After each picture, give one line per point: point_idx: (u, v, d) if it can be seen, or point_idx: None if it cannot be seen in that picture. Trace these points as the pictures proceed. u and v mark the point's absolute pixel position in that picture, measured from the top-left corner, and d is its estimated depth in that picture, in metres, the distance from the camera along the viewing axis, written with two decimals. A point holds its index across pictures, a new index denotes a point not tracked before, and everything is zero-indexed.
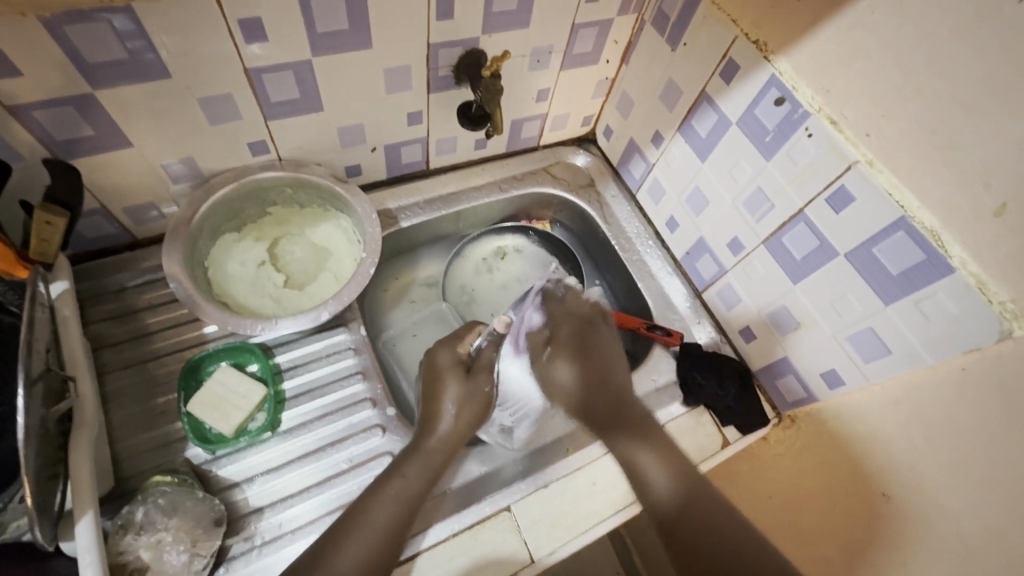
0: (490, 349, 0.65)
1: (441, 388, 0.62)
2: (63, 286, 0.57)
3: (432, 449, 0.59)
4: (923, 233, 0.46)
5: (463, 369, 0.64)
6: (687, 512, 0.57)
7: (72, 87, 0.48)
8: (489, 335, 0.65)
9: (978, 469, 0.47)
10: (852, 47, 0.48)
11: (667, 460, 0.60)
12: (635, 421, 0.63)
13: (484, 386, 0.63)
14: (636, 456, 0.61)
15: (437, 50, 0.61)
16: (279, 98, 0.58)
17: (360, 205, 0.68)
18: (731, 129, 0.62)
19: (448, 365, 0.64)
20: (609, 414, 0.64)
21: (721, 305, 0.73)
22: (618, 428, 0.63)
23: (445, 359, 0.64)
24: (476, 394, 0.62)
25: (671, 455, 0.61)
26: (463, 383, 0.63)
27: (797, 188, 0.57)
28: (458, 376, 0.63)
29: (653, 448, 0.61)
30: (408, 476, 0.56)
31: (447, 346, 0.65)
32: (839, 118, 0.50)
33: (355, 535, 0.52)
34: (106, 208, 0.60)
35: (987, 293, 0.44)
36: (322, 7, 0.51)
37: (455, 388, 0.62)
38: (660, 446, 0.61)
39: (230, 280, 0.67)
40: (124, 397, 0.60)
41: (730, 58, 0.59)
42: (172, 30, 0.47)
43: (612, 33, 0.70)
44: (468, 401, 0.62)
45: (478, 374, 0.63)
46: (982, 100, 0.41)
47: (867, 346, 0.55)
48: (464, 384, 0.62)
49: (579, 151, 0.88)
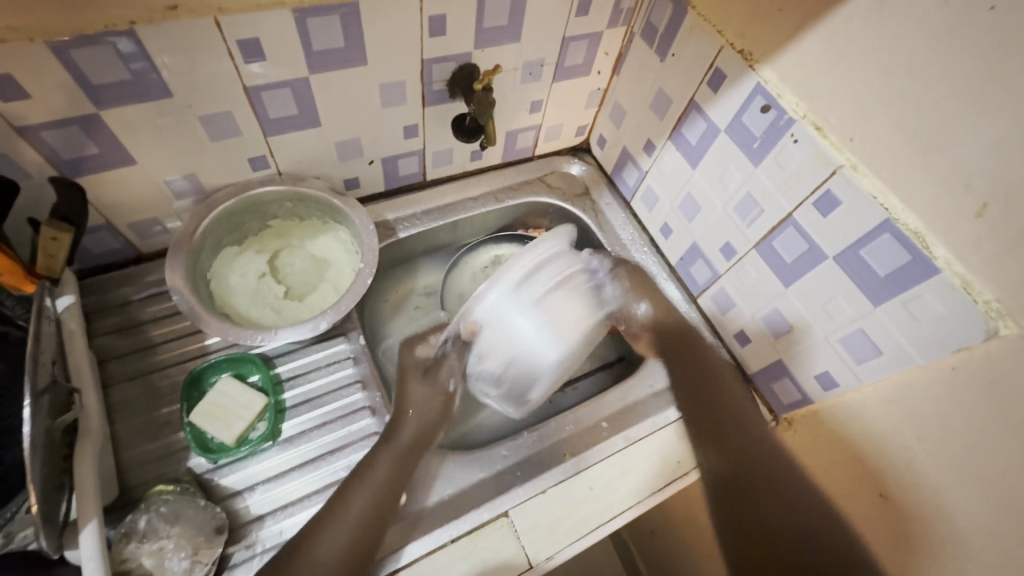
0: (454, 355, 0.66)
1: (404, 389, 0.66)
2: (69, 300, 0.58)
3: (403, 442, 0.61)
4: (908, 235, 0.47)
5: (421, 372, 0.67)
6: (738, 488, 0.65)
7: (78, 107, 0.50)
8: (454, 340, 0.65)
9: (972, 468, 0.47)
10: (834, 55, 0.49)
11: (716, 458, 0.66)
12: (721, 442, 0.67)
13: (443, 388, 0.66)
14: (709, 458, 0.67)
15: (430, 65, 0.63)
16: (277, 114, 0.60)
17: (357, 216, 0.69)
18: (719, 136, 0.63)
19: (412, 367, 0.67)
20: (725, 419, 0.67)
21: (716, 310, 0.74)
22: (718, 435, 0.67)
23: (408, 361, 0.68)
24: (436, 396, 0.65)
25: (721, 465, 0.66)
26: (422, 387, 0.66)
27: (785, 193, 0.58)
28: (416, 378, 0.66)
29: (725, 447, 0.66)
30: (378, 465, 0.58)
31: (406, 349, 0.68)
32: (823, 124, 0.52)
33: (332, 526, 0.54)
34: (111, 223, 0.62)
35: (972, 292, 0.44)
36: (318, 26, 0.53)
37: (414, 391, 0.65)
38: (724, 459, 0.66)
39: (231, 292, 0.68)
40: (129, 408, 0.61)
41: (717, 66, 0.60)
42: (174, 51, 0.49)
43: (603, 45, 0.72)
44: (426, 409, 0.64)
45: (437, 376, 0.67)
46: (959, 106, 0.42)
47: (858, 348, 0.56)
48: (423, 386, 0.66)
49: (574, 160, 0.90)
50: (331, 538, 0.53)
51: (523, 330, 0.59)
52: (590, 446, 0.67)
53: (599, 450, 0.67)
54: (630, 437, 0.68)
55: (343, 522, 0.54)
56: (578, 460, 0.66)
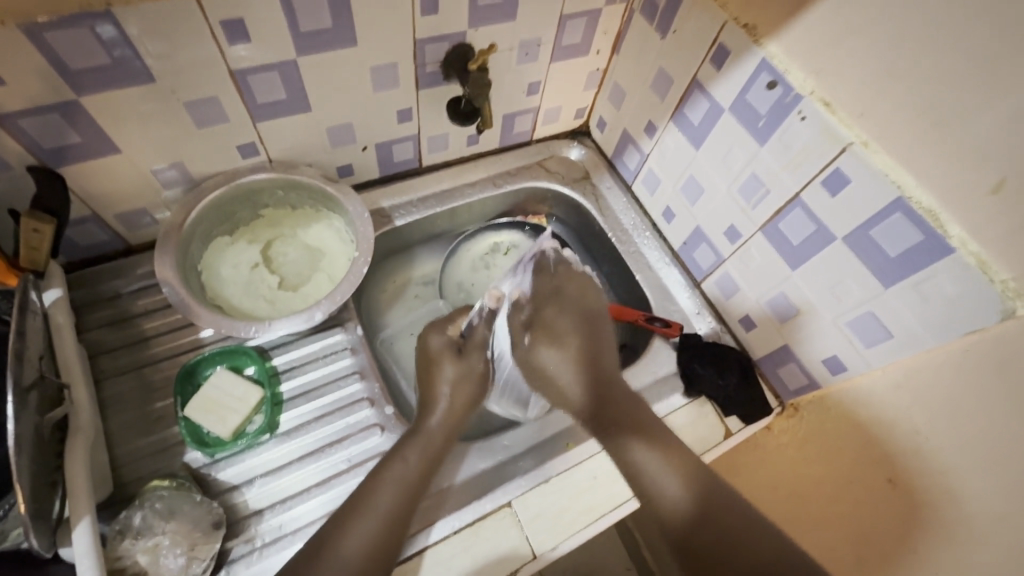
0: (483, 326, 0.66)
1: (439, 368, 0.64)
2: (56, 294, 0.57)
3: (434, 431, 0.60)
4: (920, 213, 0.45)
5: (455, 350, 0.65)
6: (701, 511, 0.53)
7: (56, 94, 0.48)
8: (482, 310, 0.66)
9: (984, 453, 0.46)
10: (843, 26, 0.47)
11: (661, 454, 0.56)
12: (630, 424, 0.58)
13: (479, 364, 0.65)
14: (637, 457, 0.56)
15: (423, 46, 0.61)
16: (265, 99, 0.58)
17: (351, 204, 0.67)
18: (723, 115, 0.61)
19: (440, 348, 0.65)
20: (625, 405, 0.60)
21: (721, 295, 0.73)
22: (627, 427, 0.58)
23: (436, 342, 0.66)
24: (470, 374, 0.64)
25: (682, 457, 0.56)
26: (458, 364, 0.64)
27: (791, 173, 0.56)
28: (451, 357, 0.65)
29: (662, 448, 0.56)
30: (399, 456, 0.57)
31: (438, 329, 0.67)
32: (832, 99, 0.50)
33: (363, 516, 0.52)
34: (98, 214, 0.60)
35: (988, 272, 0.43)
36: (304, 6, 0.51)
37: (449, 369, 0.64)
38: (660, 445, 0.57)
39: (224, 283, 0.67)
40: (124, 402, 0.60)
41: (719, 43, 0.58)
42: (155, 34, 0.47)
43: (601, 23, 0.70)
44: (463, 382, 0.64)
45: (471, 353, 0.65)
46: (974, 77, 0.40)
47: (869, 331, 0.54)
48: (457, 364, 0.64)
49: (573, 144, 0.88)
50: (361, 534, 0.51)
51: (515, 345, 0.64)
52: (593, 435, 0.66)
53: None
54: None
55: (374, 510, 0.53)
56: (582, 448, 0.65)
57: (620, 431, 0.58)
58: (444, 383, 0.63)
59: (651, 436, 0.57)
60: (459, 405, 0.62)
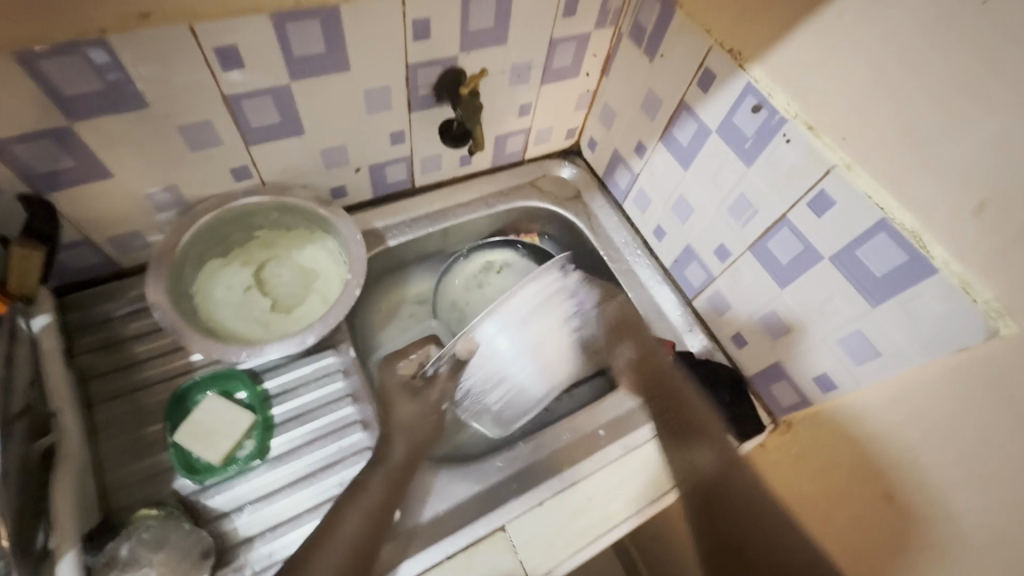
0: (448, 372, 0.62)
1: (391, 410, 0.62)
2: (45, 319, 0.57)
3: None
4: (904, 234, 0.46)
5: (410, 390, 0.63)
6: (718, 489, 0.62)
7: (49, 120, 0.48)
8: (449, 359, 0.62)
9: (974, 469, 0.46)
10: (825, 52, 0.48)
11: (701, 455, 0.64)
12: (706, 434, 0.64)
13: (435, 409, 0.63)
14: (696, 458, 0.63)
15: (416, 70, 0.62)
16: (258, 123, 0.58)
17: (344, 226, 0.68)
18: (711, 137, 0.62)
19: (397, 387, 0.64)
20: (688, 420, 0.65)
21: (712, 312, 0.73)
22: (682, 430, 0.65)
23: (392, 379, 0.64)
24: (428, 412, 0.63)
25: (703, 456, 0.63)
26: (412, 404, 0.63)
27: (779, 194, 0.57)
28: (407, 397, 0.63)
29: (719, 451, 0.62)
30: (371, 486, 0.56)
31: (392, 366, 0.65)
32: (816, 123, 0.51)
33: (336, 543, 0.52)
34: (89, 238, 0.60)
35: (971, 292, 0.43)
36: (297, 33, 0.51)
37: (403, 411, 0.62)
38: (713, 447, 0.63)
39: (216, 305, 0.66)
40: (113, 428, 0.59)
41: (706, 67, 0.59)
42: (149, 59, 0.48)
43: (591, 46, 0.71)
44: (418, 424, 0.62)
45: (429, 393, 0.63)
46: (951, 103, 0.41)
47: (857, 349, 0.55)
48: (415, 402, 0.63)
49: (565, 163, 0.88)
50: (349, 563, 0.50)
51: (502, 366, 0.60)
52: (587, 455, 0.66)
53: (596, 459, 0.65)
54: (629, 445, 0.67)
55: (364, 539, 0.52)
56: (576, 469, 0.64)
57: (687, 434, 0.65)
58: (399, 423, 0.61)
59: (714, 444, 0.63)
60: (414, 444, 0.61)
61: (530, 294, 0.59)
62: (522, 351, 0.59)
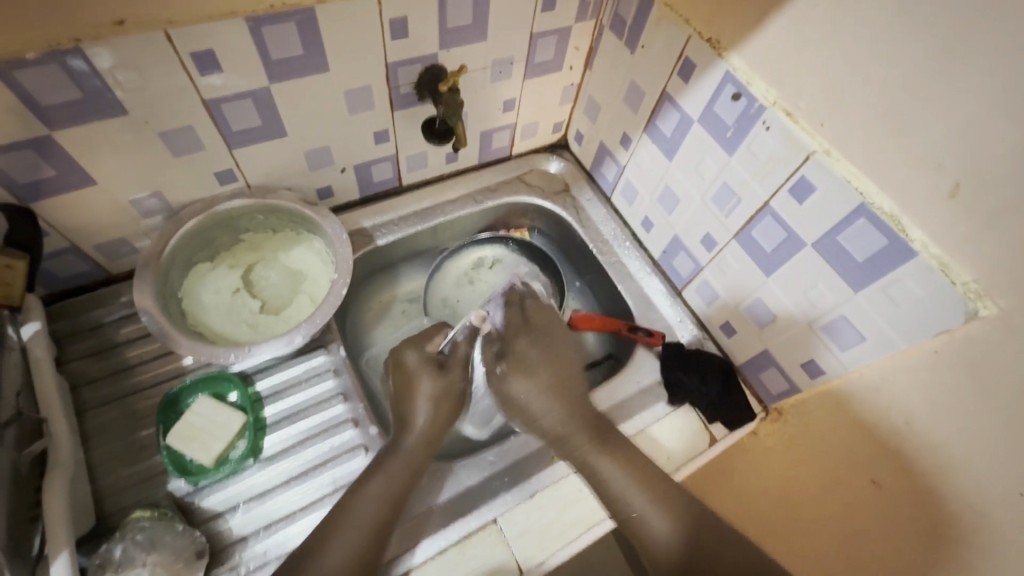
0: (465, 342, 0.66)
1: (416, 384, 0.62)
2: (34, 327, 0.57)
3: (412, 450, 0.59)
4: (883, 218, 0.46)
5: (434, 366, 0.63)
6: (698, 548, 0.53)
7: (29, 129, 0.48)
8: (465, 327, 0.66)
9: (961, 450, 0.46)
10: (800, 39, 0.48)
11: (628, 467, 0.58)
12: (613, 444, 0.59)
13: (458, 380, 0.64)
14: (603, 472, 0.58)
15: (396, 69, 0.62)
16: (240, 127, 0.58)
17: (330, 226, 0.68)
18: (693, 127, 0.62)
19: (417, 364, 0.64)
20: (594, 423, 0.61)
21: (700, 302, 0.74)
22: (592, 441, 0.60)
23: (413, 358, 0.64)
24: (449, 393, 0.63)
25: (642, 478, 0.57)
26: (437, 380, 0.63)
27: (760, 182, 0.57)
28: (431, 373, 0.63)
29: (624, 464, 0.58)
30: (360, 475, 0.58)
31: (414, 345, 0.65)
32: (793, 109, 0.51)
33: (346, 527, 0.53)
34: (77, 246, 0.61)
35: (949, 274, 0.43)
36: (274, 34, 0.51)
37: (429, 385, 0.62)
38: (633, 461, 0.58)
39: (205, 309, 0.67)
40: (106, 433, 0.60)
41: (686, 56, 0.59)
42: (127, 67, 0.48)
43: (572, 39, 0.71)
44: (442, 400, 0.62)
45: (452, 369, 0.64)
46: (924, 86, 0.41)
47: (842, 335, 0.55)
48: (437, 381, 0.63)
49: (552, 157, 0.89)
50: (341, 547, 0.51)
51: (481, 375, 0.66)
52: None
53: None
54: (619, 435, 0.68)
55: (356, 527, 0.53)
56: (567, 461, 0.65)
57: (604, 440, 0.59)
58: (422, 400, 0.61)
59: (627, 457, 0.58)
60: (440, 421, 0.61)
61: (490, 321, 0.67)
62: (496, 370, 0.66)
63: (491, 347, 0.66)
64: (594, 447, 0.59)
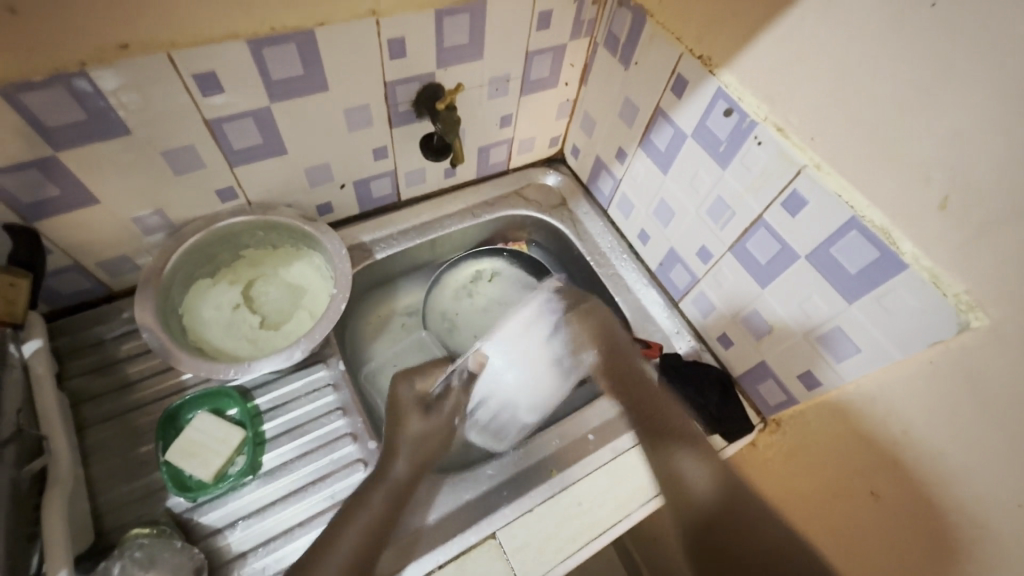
0: (458, 389, 0.67)
1: (405, 422, 0.64)
2: (36, 344, 0.58)
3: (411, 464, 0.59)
4: (874, 231, 0.47)
5: (422, 407, 0.66)
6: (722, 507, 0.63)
7: (34, 150, 0.49)
8: (461, 373, 0.66)
9: (958, 460, 0.46)
10: (789, 56, 0.49)
11: (708, 464, 0.63)
12: (682, 437, 0.64)
13: (446, 424, 0.66)
14: (679, 462, 0.63)
15: (394, 87, 0.63)
16: (241, 145, 0.59)
17: (329, 242, 0.69)
18: (687, 141, 0.63)
19: (410, 403, 0.66)
20: (658, 418, 0.66)
21: (697, 314, 0.74)
22: (664, 434, 0.65)
23: (406, 395, 0.67)
24: (435, 433, 0.65)
25: (715, 462, 0.63)
26: (425, 421, 0.65)
27: (754, 195, 0.58)
28: (419, 413, 0.65)
29: (699, 451, 0.63)
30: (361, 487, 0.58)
31: (408, 380, 0.68)
32: (784, 125, 0.52)
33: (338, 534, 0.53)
34: (79, 263, 0.61)
35: (941, 286, 0.44)
36: (274, 55, 0.53)
37: (415, 424, 0.64)
38: (701, 448, 0.63)
39: (205, 325, 0.67)
40: (106, 449, 0.60)
41: (678, 73, 0.60)
42: (131, 88, 0.49)
43: (567, 57, 0.72)
44: (429, 437, 0.64)
45: (439, 411, 0.66)
46: (910, 102, 0.42)
47: (838, 346, 0.55)
48: (424, 421, 0.65)
49: (549, 171, 0.90)
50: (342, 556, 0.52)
51: (511, 383, 0.62)
52: (578, 460, 0.66)
53: (586, 464, 0.66)
54: (619, 448, 0.68)
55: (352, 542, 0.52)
56: (566, 474, 0.65)
57: (664, 439, 0.65)
58: (409, 438, 0.64)
59: (697, 445, 0.63)
60: (420, 457, 0.63)
61: (518, 318, 0.62)
62: (525, 376, 0.62)
63: (524, 352, 0.61)
64: (663, 445, 0.65)
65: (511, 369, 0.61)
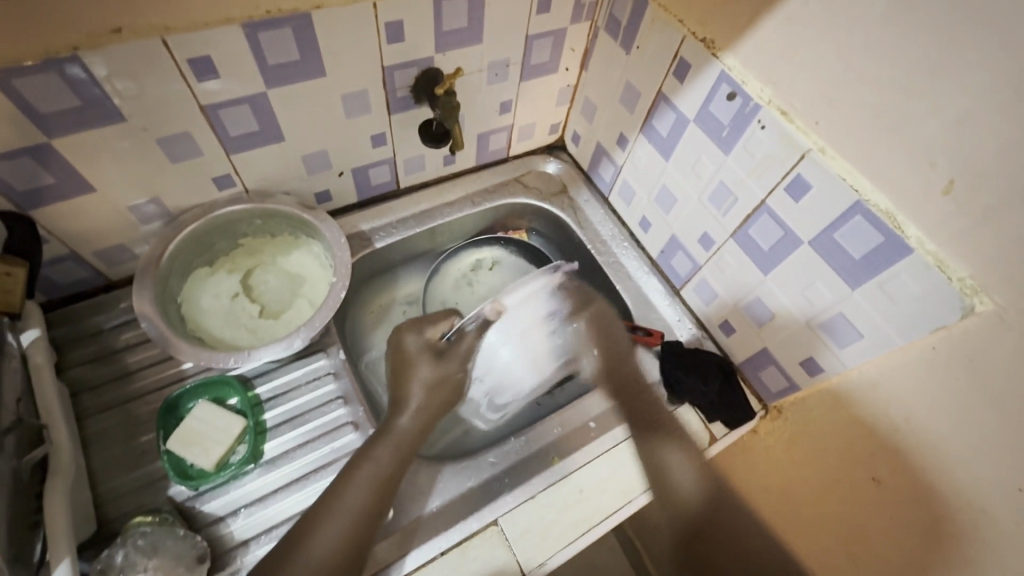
0: (472, 334, 0.66)
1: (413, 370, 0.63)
2: (34, 333, 0.57)
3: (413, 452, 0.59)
4: (879, 215, 0.47)
5: (432, 354, 0.64)
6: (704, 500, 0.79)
7: (28, 138, 0.48)
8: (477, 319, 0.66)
9: (960, 446, 0.46)
10: (794, 38, 0.48)
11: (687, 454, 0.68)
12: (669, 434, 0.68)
13: (455, 371, 0.65)
14: (665, 457, 0.67)
15: (392, 72, 0.62)
16: (238, 132, 0.59)
17: (328, 229, 0.68)
18: (689, 127, 0.62)
19: (416, 351, 0.65)
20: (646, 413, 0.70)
21: (698, 301, 0.74)
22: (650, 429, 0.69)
23: (413, 344, 0.65)
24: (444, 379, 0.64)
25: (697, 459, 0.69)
26: (436, 368, 0.64)
27: (757, 180, 0.57)
28: (430, 360, 0.64)
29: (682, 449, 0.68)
30: (370, 458, 0.56)
31: (416, 329, 0.66)
32: (788, 108, 0.51)
33: (332, 516, 0.52)
34: (76, 252, 0.61)
35: (946, 271, 0.43)
36: (270, 40, 0.52)
37: (426, 371, 0.63)
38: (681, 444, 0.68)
39: (205, 314, 0.67)
40: (107, 438, 0.60)
41: (681, 56, 0.59)
42: (126, 75, 0.48)
43: (568, 42, 0.71)
44: (440, 385, 0.63)
45: (450, 360, 0.65)
46: (916, 84, 0.41)
47: (840, 332, 0.55)
48: (433, 367, 0.63)
49: (549, 159, 0.89)
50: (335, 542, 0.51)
51: (507, 359, 0.70)
52: (579, 448, 0.66)
53: (588, 451, 0.66)
54: (619, 435, 0.67)
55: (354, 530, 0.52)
56: (567, 462, 0.65)
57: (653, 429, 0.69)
58: (419, 382, 0.62)
59: (679, 439, 0.68)
60: (430, 408, 0.62)
61: (519, 300, 0.66)
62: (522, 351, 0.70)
63: (519, 334, 0.69)
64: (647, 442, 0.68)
65: (509, 346, 0.69)
